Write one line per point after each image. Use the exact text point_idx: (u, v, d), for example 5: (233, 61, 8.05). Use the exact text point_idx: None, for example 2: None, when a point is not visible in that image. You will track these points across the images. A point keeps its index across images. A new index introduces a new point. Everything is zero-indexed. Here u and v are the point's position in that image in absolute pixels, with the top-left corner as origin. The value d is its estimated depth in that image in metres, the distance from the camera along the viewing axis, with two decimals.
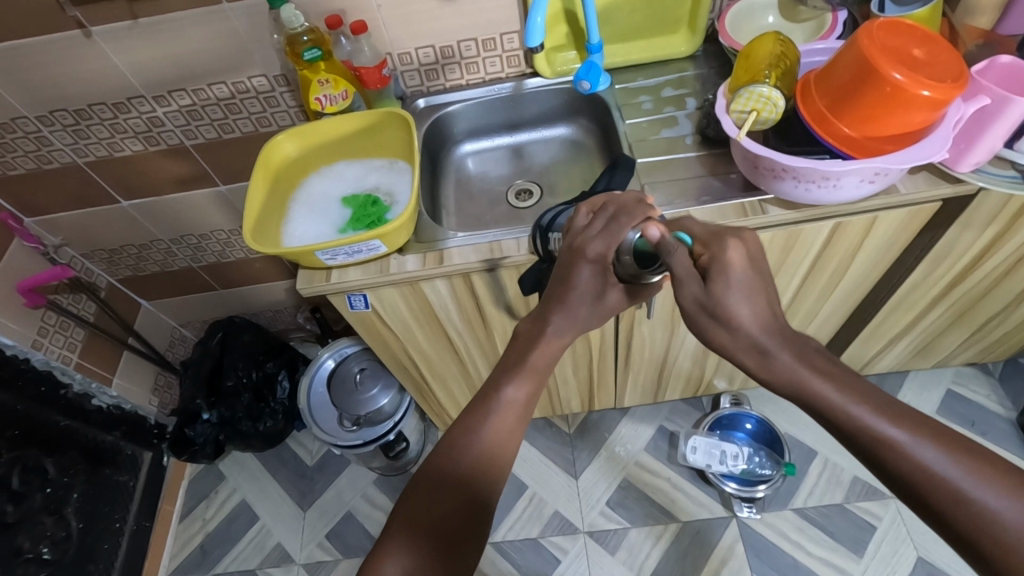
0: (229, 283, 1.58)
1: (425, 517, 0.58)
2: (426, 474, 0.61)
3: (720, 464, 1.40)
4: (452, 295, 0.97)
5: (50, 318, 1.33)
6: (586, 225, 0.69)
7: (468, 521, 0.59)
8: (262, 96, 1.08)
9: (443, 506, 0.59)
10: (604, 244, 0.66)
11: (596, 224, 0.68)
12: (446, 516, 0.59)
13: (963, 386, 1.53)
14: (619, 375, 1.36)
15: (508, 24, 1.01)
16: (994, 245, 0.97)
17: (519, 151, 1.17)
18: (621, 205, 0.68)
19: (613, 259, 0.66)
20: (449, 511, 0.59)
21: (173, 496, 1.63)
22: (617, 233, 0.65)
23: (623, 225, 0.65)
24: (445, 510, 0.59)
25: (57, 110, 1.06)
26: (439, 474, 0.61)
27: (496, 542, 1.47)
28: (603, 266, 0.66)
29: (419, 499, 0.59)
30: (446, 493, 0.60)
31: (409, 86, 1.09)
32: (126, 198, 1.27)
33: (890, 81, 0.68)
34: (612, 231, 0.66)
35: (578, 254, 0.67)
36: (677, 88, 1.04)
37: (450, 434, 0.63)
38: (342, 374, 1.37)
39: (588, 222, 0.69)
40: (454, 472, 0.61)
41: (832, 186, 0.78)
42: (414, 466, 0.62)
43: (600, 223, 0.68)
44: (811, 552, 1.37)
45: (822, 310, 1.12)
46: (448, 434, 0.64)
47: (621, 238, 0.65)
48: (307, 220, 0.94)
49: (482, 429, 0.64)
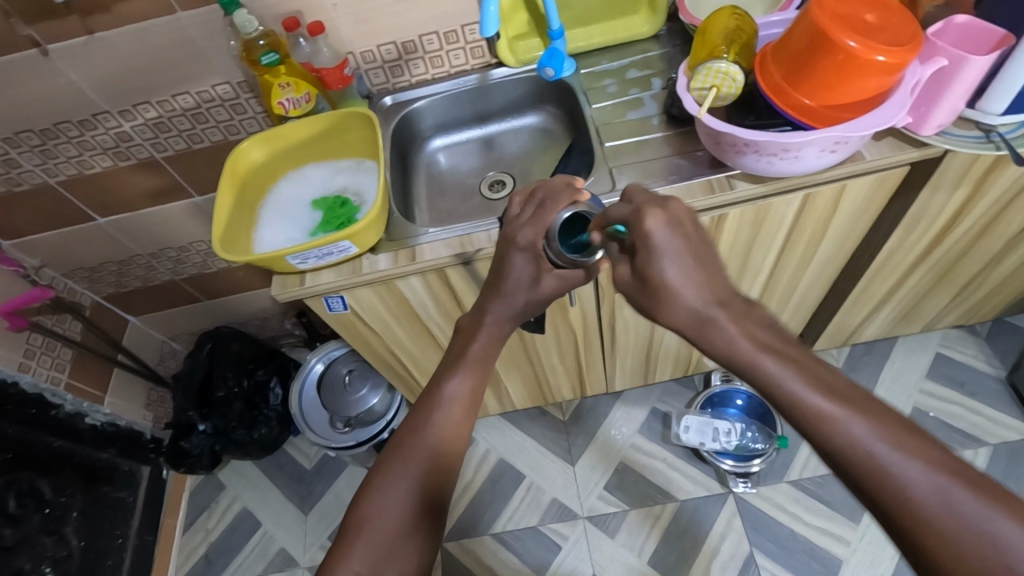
0: (214, 294, 1.58)
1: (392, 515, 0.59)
2: (391, 470, 0.61)
3: (713, 442, 1.41)
4: (429, 290, 0.97)
5: (35, 340, 1.33)
6: (518, 214, 0.70)
7: (433, 518, 0.60)
8: (227, 103, 1.08)
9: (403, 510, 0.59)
10: (533, 231, 0.67)
11: (525, 213, 0.69)
12: (406, 521, 0.59)
13: (951, 348, 1.54)
14: (606, 359, 1.36)
15: (468, 15, 1.00)
16: (968, 204, 0.97)
17: (490, 143, 1.17)
18: (550, 190, 0.70)
19: (543, 247, 0.68)
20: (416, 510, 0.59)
21: (175, 509, 1.65)
22: (544, 219, 0.67)
23: (550, 210, 0.67)
24: (414, 509, 0.59)
25: (21, 131, 1.06)
26: (403, 474, 0.61)
27: (497, 533, 1.48)
28: (536, 253, 0.68)
29: (389, 495, 0.59)
30: (410, 492, 0.60)
31: (374, 84, 1.08)
32: (101, 215, 1.27)
33: (844, 48, 0.68)
34: (541, 216, 0.68)
35: (510, 243, 0.69)
36: (643, 69, 1.04)
37: (426, 430, 0.64)
38: (331, 376, 1.38)
39: (520, 211, 0.71)
40: (429, 466, 0.62)
41: (794, 158, 0.78)
42: (387, 464, 0.62)
43: (529, 211, 0.69)
44: (807, 522, 1.38)
45: (803, 280, 1.12)
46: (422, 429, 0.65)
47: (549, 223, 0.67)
48: (278, 226, 0.93)
49: (453, 421, 0.64)
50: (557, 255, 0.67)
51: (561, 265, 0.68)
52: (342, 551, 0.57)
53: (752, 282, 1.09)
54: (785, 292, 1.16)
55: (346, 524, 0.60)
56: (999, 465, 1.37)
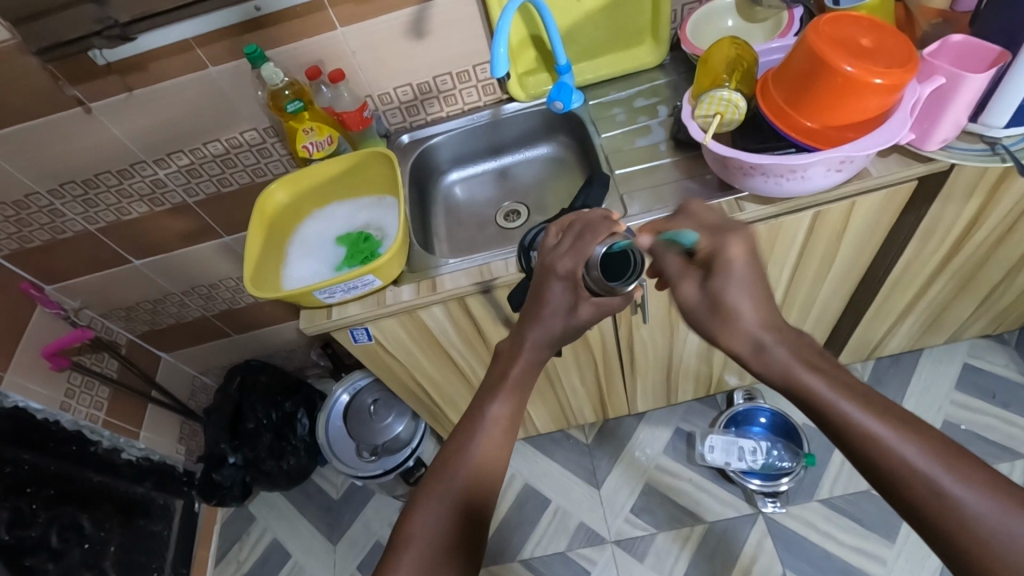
0: (242, 328, 1.63)
1: (437, 533, 0.61)
2: (430, 486, 0.64)
3: (739, 461, 1.40)
4: (450, 319, 1.00)
5: (75, 379, 1.38)
6: (557, 243, 0.74)
7: (470, 543, 0.61)
8: (255, 148, 1.14)
9: (443, 528, 0.61)
10: (572, 260, 0.71)
11: (564, 242, 0.73)
12: (449, 542, 0.60)
13: (980, 358, 1.51)
14: (627, 381, 1.37)
15: (479, 55, 1.05)
16: (982, 214, 0.97)
17: (504, 173, 1.21)
18: (588, 222, 0.74)
19: (581, 276, 0.70)
20: (453, 526, 0.61)
21: (207, 541, 1.69)
22: (585, 249, 0.71)
23: (589, 241, 0.71)
24: (453, 526, 0.61)
25: (65, 182, 1.13)
26: (442, 493, 0.63)
27: (525, 559, 1.48)
28: (575, 282, 0.70)
29: (432, 513, 0.62)
30: (453, 506, 0.62)
31: (392, 123, 1.14)
32: (137, 257, 1.33)
33: (842, 72, 0.71)
34: (580, 248, 0.71)
35: (550, 271, 0.72)
36: (649, 97, 1.08)
37: (459, 450, 0.66)
38: (357, 407, 1.41)
39: (558, 240, 0.75)
40: (464, 481, 0.64)
41: (800, 178, 0.80)
42: (428, 483, 0.64)
43: (568, 240, 0.73)
44: (841, 541, 1.35)
45: (820, 296, 1.13)
46: (452, 448, 0.66)
47: (588, 253, 0.70)
48: (305, 261, 0.98)
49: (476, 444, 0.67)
50: (595, 282, 0.69)
51: (596, 292, 0.70)
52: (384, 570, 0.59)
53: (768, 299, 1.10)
54: (803, 307, 1.16)
55: (393, 539, 0.62)
56: None
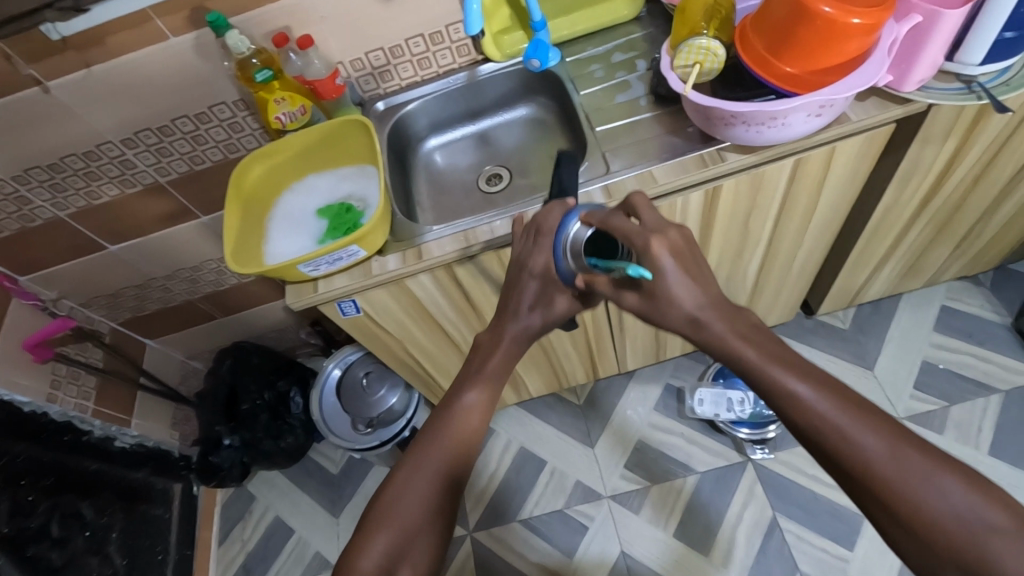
0: (229, 311, 1.61)
1: (413, 509, 0.64)
2: (410, 463, 0.67)
3: (728, 412, 1.44)
4: (438, 287, 1.00)
5: (60, 370, 1.36)
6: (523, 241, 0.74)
7: (442, 518, 0.66)
8: (226, 123, 1.11)
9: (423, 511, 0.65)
10: (542, 257, 0.71)
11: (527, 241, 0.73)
12: (426, 522, 0.64)
13: (958, 300, 1.55)
14: (617, 340, 1.38)
15: (451, 14, 1.02)
16: (958, 156, 0.99)
17: (483, 138, 1.19)
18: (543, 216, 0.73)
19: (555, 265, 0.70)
20: (429, 500, 0.65)
21: (210, 522, 1.71)
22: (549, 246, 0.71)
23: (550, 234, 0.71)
24: (430, 502, 0.65)
25: (30, 167, 1.09)
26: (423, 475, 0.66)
27: (524, 519, 1.52)
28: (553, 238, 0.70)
29: (411, 490, 0.65)
30: (431, 483, 0.66)
31: (366, 90, 1.11)
32: (113, 243, 1.29)
33: (821, 14, 0.70)
34: (543, 243, 0.71)
35: (523, 268, 0.72)
36: (627, 52, 1.06)
37: (440, 429, 0.69)
38: (350, 381, 1.40)
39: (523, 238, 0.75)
40: (444, 460, 0.67)
41: (781, 126, 0.80)
42: (409, 462, 0.68)
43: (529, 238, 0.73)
44: (827, 482, 1.40)
45: (803, 245, 1.14)
46: (432, 426, 0.70)
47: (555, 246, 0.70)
48: (287, 235, 0.96)
49: (465, 424, 0.69)
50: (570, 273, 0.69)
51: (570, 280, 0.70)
52: (364, 537, 0.63)
53: (753, 251, 1.11)
54: (787, 257, 1.17)
55: (373, 511, 0.65)
56: (1011, 410, 1.40)
